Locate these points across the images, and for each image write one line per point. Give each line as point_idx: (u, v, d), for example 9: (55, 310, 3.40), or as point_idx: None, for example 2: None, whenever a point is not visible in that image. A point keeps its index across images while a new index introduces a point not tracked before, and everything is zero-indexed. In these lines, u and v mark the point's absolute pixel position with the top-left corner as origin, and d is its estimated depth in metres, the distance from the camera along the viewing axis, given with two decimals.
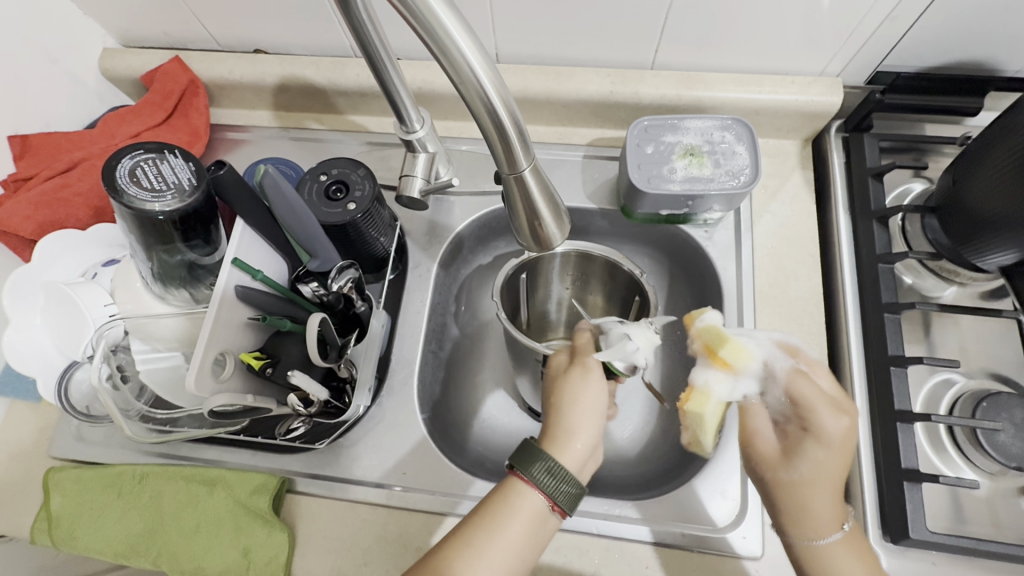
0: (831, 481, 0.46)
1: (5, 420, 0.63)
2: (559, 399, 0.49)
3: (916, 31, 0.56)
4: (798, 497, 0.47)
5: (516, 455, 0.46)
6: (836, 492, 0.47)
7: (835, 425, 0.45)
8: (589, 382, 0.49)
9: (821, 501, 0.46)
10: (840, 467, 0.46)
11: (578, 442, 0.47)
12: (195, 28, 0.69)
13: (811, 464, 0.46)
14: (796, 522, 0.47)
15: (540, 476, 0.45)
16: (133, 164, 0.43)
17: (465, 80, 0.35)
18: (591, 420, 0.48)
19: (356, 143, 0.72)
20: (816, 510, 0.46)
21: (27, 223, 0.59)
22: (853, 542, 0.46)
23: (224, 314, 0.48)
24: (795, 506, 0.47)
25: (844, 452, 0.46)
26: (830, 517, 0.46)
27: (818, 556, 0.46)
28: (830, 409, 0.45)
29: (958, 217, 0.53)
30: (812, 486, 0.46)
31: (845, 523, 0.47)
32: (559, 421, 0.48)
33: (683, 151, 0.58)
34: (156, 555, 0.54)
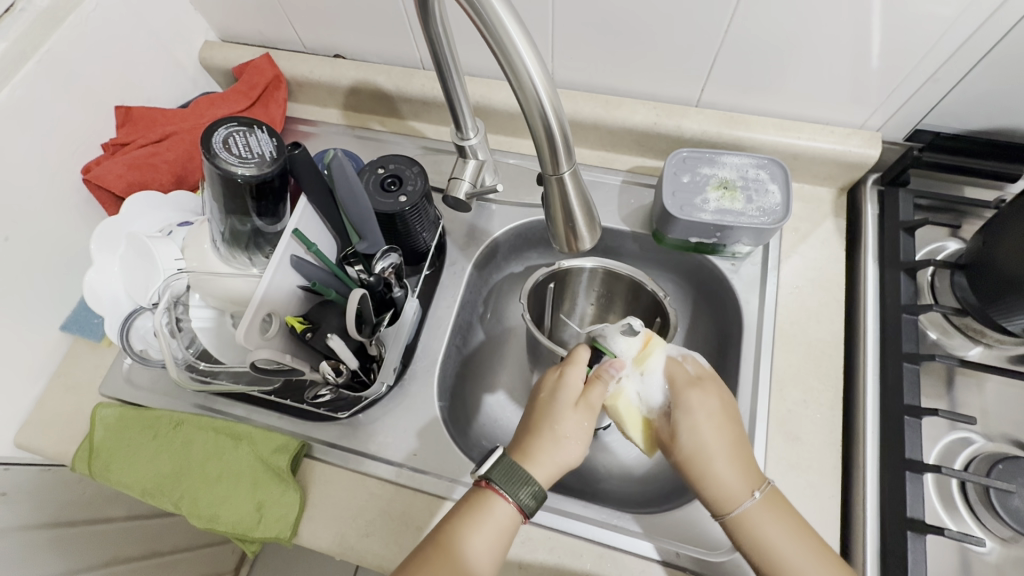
0: (715, 440, 0.50)
1: (66, 354, 0.70)
2: (552, 424, 0.50)
3: (956, 94, 0.58)
4: (707, 467, 0.49)
5: (496, 473, 0.47)
6: (738, 464, 0.49)
7: (701, 407, 0.51)
8: (589, 423, 0.51)
9: (718, 461, 0.49)
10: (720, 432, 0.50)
11: (558, 467, 0.49)
12: (288, 30, 0.77)
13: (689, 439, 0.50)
14: (710, 496, 0.49)
15: (514, 489, 0.46)
16: (226, 134, 0.48)
17: (525, 89, 0.39)
18: (576, 452, 0.50)
19: (413, 146, 0.78)
20: (724, 490, 0.48)
21: (119, 181, 0.66)
22: (771, 506, 0.48)
23: (278, 279, 0.52)
24: (711, 473, 0.49)
25: (730, 412, 0.52)
26: (739, 486, 0.48)
27: (742, 521, 0.47)
28: (685, 387, 0.52)
29: (988, 276, 0.53)
30: (712, 455, 0.49)
31: (758, 490, 0.48)
32: (546, 444, 0.49)
33: (717, 184, 0.61)
34: (178, 498, 0.58)
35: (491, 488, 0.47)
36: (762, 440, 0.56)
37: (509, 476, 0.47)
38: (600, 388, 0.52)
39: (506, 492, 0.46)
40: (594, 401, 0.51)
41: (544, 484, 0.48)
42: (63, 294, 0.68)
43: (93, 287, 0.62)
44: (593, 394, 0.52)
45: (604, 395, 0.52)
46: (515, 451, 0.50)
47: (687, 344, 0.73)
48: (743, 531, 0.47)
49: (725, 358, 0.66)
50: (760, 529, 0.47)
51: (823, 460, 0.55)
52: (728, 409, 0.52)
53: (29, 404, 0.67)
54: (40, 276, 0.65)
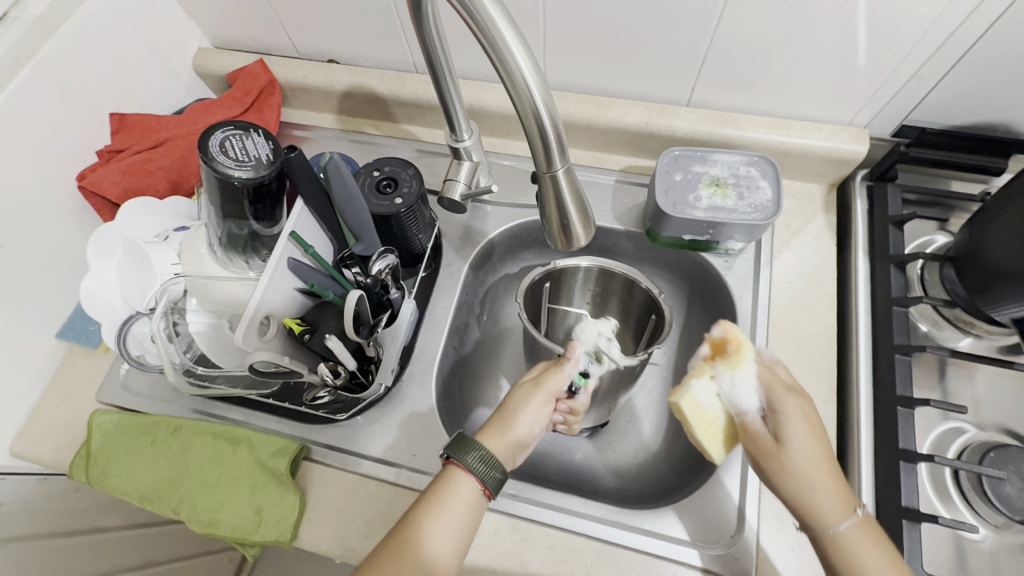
0: (819, 457, 0.47)
1: (63, 362, 0.70)
2: (506, 402, 0.53)
3: (940, 91, 0.59)
4: (813, 485, 0.46)
5: (454, 446, 0.48)
6: (836, 480, 0.47)
7: (799, 415, 0.49)
8: (537, 400, 0.52)
9: (822, 476, 0.46)
10: (822, 448, 0.48)
11: (506, 437, 0.50)
12: (281, 36, 0.78)
13: (800, 450, 0.47)
14: (812, 510, 0.46)
15: (469, 457, 0.47)
16: (223, 138, 0.48)
17: (519, 90, 0.40)
18: (526, 427, 0.51)
19: (407, 149, 0.79)
20: (822, 507, 0.46)
21: (115, 188, 0.66)
22: (866, 527, 0.45)
23: (275, 281, 0.53)
24: (815, 489, 0.46)
25: (818, 423, 0.49)
26: (839, 504, 0.46)
27: (843, 546, 0.45)
28: (785, 395, 0.50)
29: (976, 268, 0.54)
30: (814, 470, 0.46)
31: (854, 510, 0.46)
32: (496, 418, 0.51)
33: (709, 182, 0.62)
34: (177, 503, 0.58)
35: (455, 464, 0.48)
36: None
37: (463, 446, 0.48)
38: (556, 373, 0.54)
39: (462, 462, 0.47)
40: (549, 383, 0.53)
41: (496, 453, 0.49)
42: (58, 302, 0.68)
43: (89, 293, 0.62)
44: (549, 377, 0.54)
45: (561, 377, 0.53)
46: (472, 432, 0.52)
47: (682, 342, 0.73)
48: (841, 550, 0.45)
49: None
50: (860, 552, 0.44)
51: None
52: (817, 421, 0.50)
53: (25, 413, 0.66)
54: (35, 285, 0.65)
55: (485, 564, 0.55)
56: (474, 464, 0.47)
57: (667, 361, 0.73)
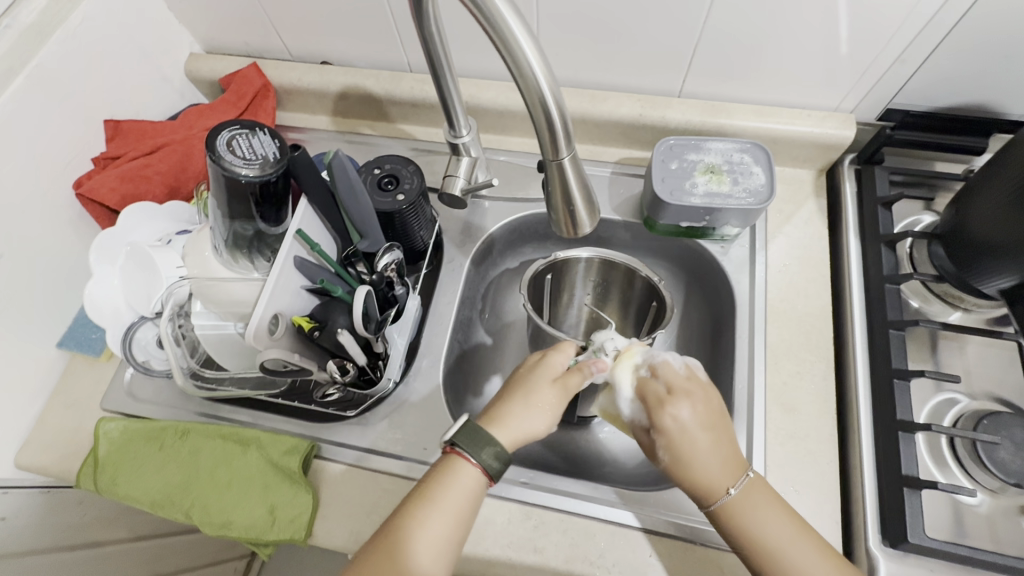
0: (692, 448, 0.48)
1: (63, 372, 0.69)
2: (529, 393, 0.50)
3: (921, 75, 0.61)
4: (688, 474, 0.48)
5: (461, 437, 0.47)
6: (719, 459, 0.48)
7: (674, 418, 0.48)
8: (552, 399, 0.50)
9: (698, 464, 0.47)
10: (698, 442, 0.48)
11: (525, 435, 0.48)
12: (274, 39, 0.78)
13: (667, 451, 0.48)
14: (693, 494, 0.48)
15: (479, 451, 0.46)
16: (231, 137, 0.49)
17: (527, 80, 0.41)
18: (541, 423, 0.49)
19: (403, 148, 0.80)
20: (702, 486, 0.47)
21: (113, 194, 0.66)
22: (755, 492, 0.48)
23: (281, 279, 0.53)
24: (692, 480, 0.48)
25: (711, 417, 0.49)
26: (721, 483, 0.47)
27: (730, 513, 0.47)
28: (657, 398, 0.50)
29: (962, 243, 0.57)
30: (695, 457, 0.47)
31: (737, 484, 0.47)
32: (519, 409, 0.49)
33: (704, 169, 0.64)
34: (189, 506, 0.58)
35: (457, 453, 0.47)
36: (761, 412, 0.59)
37: (474, 439, 0.47)
38: (578, 376, 0.52)
39: (470, 454, 0.47)
40: (575, 387, 0.51)
41: (510, 448, 0.48)
42: (58, 310, 0.67)
43: (93, 298, 0.62)
44: (575, 378, 0.52)
45: (582, 380, 0.51)
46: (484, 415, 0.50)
47: (682, 327, 0.75)
48: (730, 522, 0.47)
49: (720, 337, 0.68)
50: (751, 521, 0.47)
51: (820, 427, 0.58)
52: (707, 411, 0.49)
53: (28, 424, 0.66)
54: (35, 294, 0.64)
55: (499, 551, 0.55)
56: (487, 460, 0.46)
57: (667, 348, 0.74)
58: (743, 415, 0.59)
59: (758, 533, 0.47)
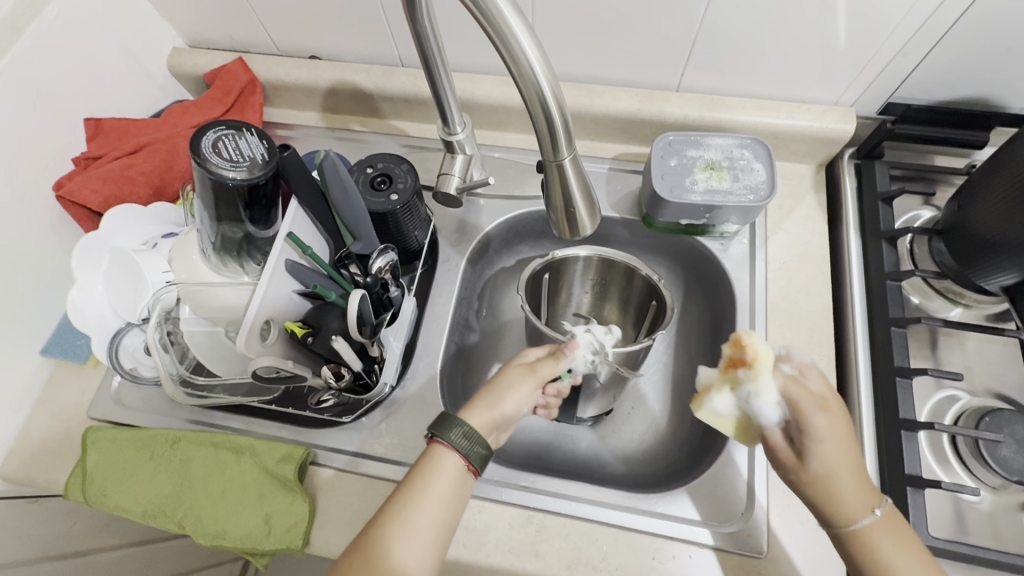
0: (841, 462, 0.46)
1: (48, 380, 0.67)
2: (495, 380, 0.52)
3: (923, 69, 0.60)
4: (831, 492, 0.46)
5: (434, 425, 0.47)
6: (858, 479, 0.46)
7: (824, 425, 0.46)
8: (522, 384, 0.51)
9: (845, 482, 0.46)
10: (845, 462, 0.46)
11: (492, 415, 0.48)
12: (261, 33, 0.76)
13: (815, 462, 0.46)
14: (832, 512, 0.46)
15: (448, 433, 0.46)
16: (216, 138, 0.47)
17: (525, 76, 0.40)
18: (512, 407, 0.50)
19: (395, 145, 0.78)
20: (841, 503, 0.45)
21: (95, 196, 0.63)
22: (891, 523, 0.45)
23: (273, 284, 0.52)
24: (832, 499, 0.46)
25: (852, 438, 0.47)
26: (860, 504, 0.45)
27: (862, 540, 0.45)
28: (815, 406, 0.47)
29: (964, 240, 0.56)
30: (843, 475, 0.46)
31: (878, 508, 0.45)
32: (485, 392, 0.50)
33: (704, 165, 0.62)
34: (182, 516, 0.57)
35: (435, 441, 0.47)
36: None
37: (443, 424, 0.46)
38: (550, 363, 0.53)
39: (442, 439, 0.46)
40: (542, 371, 0.53)
41: (479, 428, 0.47)
42: (41, 317, 0.65)
43: (76, 305, 0.59)
44: (542, 363, 0.53)
45: (554, 368, 0.53)
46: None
47: (681, 324, 0.74)
48: (862, 548, 0.45)
49: (720, 334, 0.68)
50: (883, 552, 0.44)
51: None
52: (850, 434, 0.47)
53: (13, 434, 0.64)
54: (16, 300, 0.62)
55: (501, 557, 0.55)
56: (457, 441, 0.46)
57: (667, 347, 0.73)
58: None
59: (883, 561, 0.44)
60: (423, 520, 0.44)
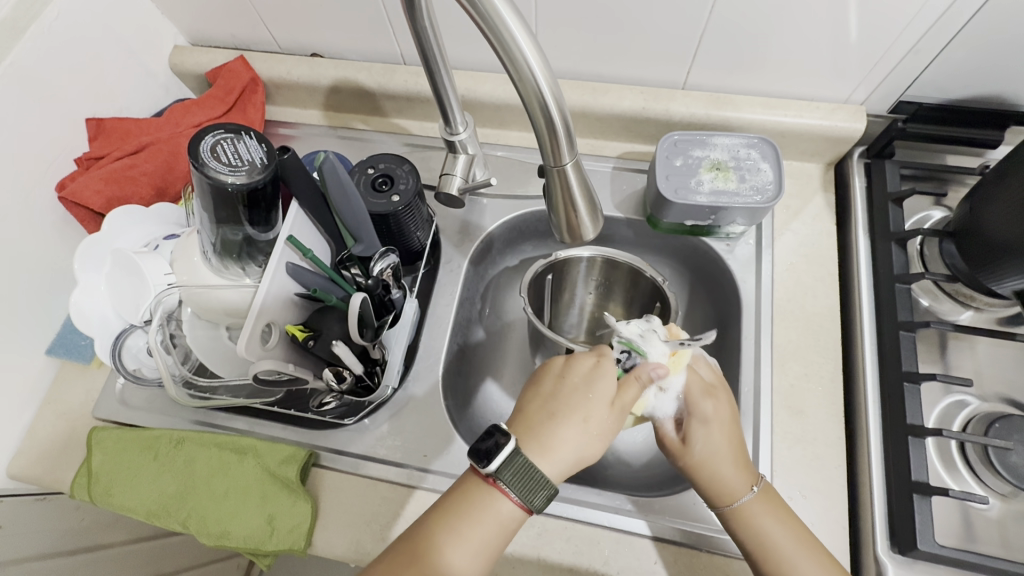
0: (721, 445, 0.50)
1: (54, 379, 0.67)
2: (585, 416, 0.47)
3: (936, 66, 0.59)
4: (714, 472, 0.50)
5: (515, 482, 0.44)
6: (738, 457, 0.50)
7: (709, 408, 0.51)
8: (611, 423, 0.48)
9: (725, 462, 0.50)
10: (723, 442, 0.50)
11: (577, 462, 0.46)
12: (261, 31, 0.75)
13: (702, 444, 0.50)
14: (714, 492, 0.50)
15: (530, 494, 0.44)
16: (215, 142, 0.47)
17: (524, 78, 0.39)
18: (598, 451, 0.47)
19: (397, 144, 0.77)
20: (724, 484, 0.49)
21: (97, 197, 0.63)
22: (766, 499, 0.49)
23: (273, 287, 0.52)
24: (716, 478, 0.50)
25: (732, 419, 0.52)
26: (740, 481, 0.49)
27: (740, 515, 0.49)
28: (702, 393, 0.52)
29: (977, 243, 0.55)
30: (722, 453, 0.50)
31: (756, 485, 0.50)
32: (574, 439, 0.46)
33: (710, 165, 0.61)
34: (186, 516, 0.57)
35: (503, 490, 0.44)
36: (768, 416, 0.57)
37: (526, 482, 0.44)
38: (635, 391, 0.49)
39: (516, 493, 0.44)
40: (627, 401, 0.49)
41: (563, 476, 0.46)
42: (47, 317, 0.65)
43: (79, 307, 0.60)
44: (629, 393, 0.49)
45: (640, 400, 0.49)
46: (535, 442, 0.46)
47: (686, 325, 0.73)
48: (742, 525, 0.49)
49: (725, 336, 0.67)
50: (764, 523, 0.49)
51: (827, 431, 0.57)
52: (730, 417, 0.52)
53: (19, 434, 0.64)
54: (19, 301, 0.62)
55: (502, 560, 0.54)
56: (535, 502, 0.44)
57: None
58: (749, 417, 0.58)
59: (759, 532, 0.48)
60: (459, 561, 0.44)
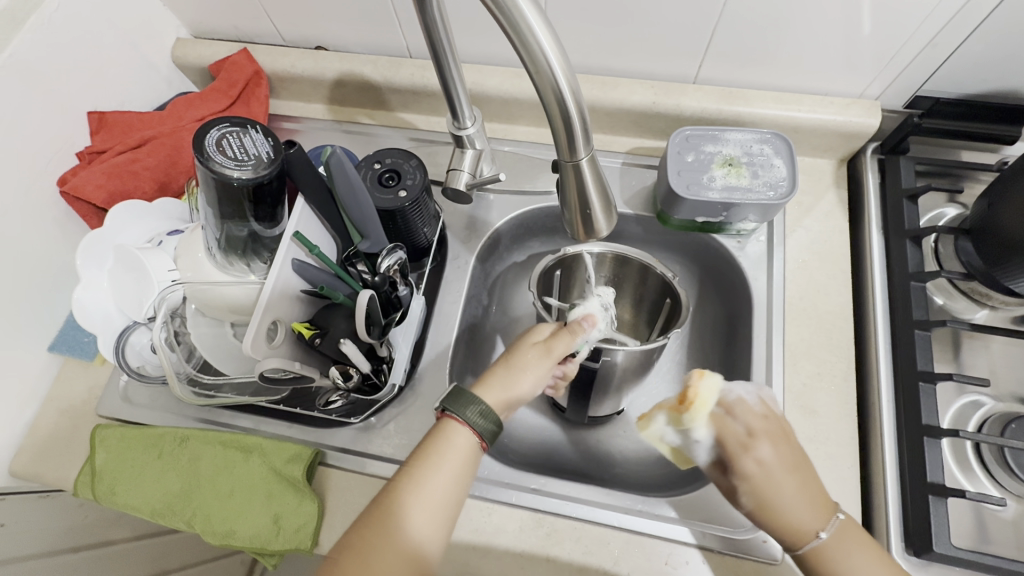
0: (781, 492, 0.46)
1: (56, 376, 0.67)
2: (509, 356, 0.50)
3: (954, 61, 0.58)
4: (779, 520, 0.46)
5: (449, 399, 0.47)
6: (806, 499, 0.46)
7: (758, 456, 0.47)
8: (535, 365, 0.50)
9: (788, 510, 0.46)
10: (785, 488, 0.46)
11: (505, 394, 0.48)
12: (266, 23, 0.74)
13: (749, 495, 0.47)
14: (784, 541, 0.46)
15: (463, 409, 0.46)
16: (220, 135, 0.46)
17: (540, 70, 0.38)
18: (527, 389, 0.49)
19: (403, 138, 0.76)
20: (793, 535, 0.46)
21: (100, 192, 0.63)
22: (844, 532, 0.46)
23: (279, 284, 0.51)
24: (782, 527, 0.46)
25: (793, 459, 0.48)
26: (812, 527, 0.45)
27: (820, 558, 0.45)
28: (738, 441, 0.48)
29: (995, 241, 0.54)
30: (784, 500, 0.46)
31: (827, 527, 0.45)
32: (499, 373, 0.49)
33: (722, 161, 0.60)
34: (191, 515, 0.56)
35: (447, 416, 0.47)
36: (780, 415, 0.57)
37: (457, 398, 0.46)
38: (566, 338, 0.52)
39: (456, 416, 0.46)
40: (557, 347, 0.51)
41: (493, 407, 0.47)
42: (48, 313, 0.65)
43: (81, 303, 0.60)
44: (559, 342, 0.51)
45: (568, 343, 0.51)
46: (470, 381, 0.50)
47: (695, 324, 0.73)
48: (821, 568, 0.46)
49: (735, 334, 0.66)
50: (841, 564, 0.45)
51: (840, 431, 0.56)
52: (785, 458, 0.47)
53: (22, 430, 0.64)
54: (19, 296, 0.61)
55: (511, 560, 0.54)
56: (473, 418, 0.46)
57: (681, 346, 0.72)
58: None
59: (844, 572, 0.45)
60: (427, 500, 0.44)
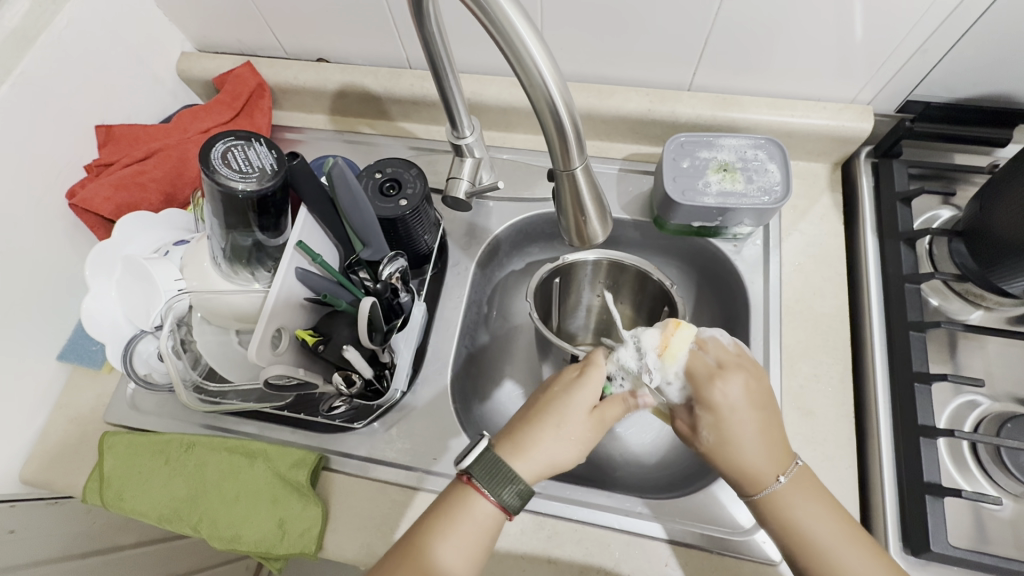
0: (737, 429, 0.48)
1: (65, 384, 0.68)
2: (557, 422, 0.49)
3: (944, 66, 0.59)
4: (735, 458, 0.48)
5: (479, 469, 0.46)
6: (766, 446, 0.48)
7: (722, 394, 0.49)
8: (584, 437, 0.49)
9: (748, 448, 0.48)
10: (744, 425, 0.48)
11: (546, 463, 0.48)
12: (268, 37, 0.75)
13: (711, 429, 0.49)
14: (741, 480, 0.49)
15: (499, 487, 0.46)
16: (225, 149, 0.47)
17: (534, 83, 0.39)
18: (570, 458, 0.49)
19: (403, 147, 0.77)
20: (755, 478, 0.48)
21: (107, 204, 0.64)
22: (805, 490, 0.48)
23: (283, 293, 0.52)
24: (739, 464, 0.48)
25: (757, 399, 0.49)
26: (769, 470, 0.48)
27: (774, 505, 0.48)
28: (705, 375, 0.49)
29: (987, 243, 0.54)
30: (743, 437, 0.48)
31: (787, 472, 0.48)
32: (544, 442, 0.48)
33: (717, 167, 0.61)
34: (197, 521, 0.57)
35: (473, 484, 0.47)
36: None
37: (492, 473, 0.46)
38: (617, 406, 0.51)
39: (488, 491, 0.46)
40: (609, 418, 0.50)
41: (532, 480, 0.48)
42: (57, 321, 0.66)
43: (90, 313, 0.61)
44: (610, 410, 0.51)
45: (618, 414, 0.50)
46: (507, 442, 0.49)
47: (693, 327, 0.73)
48: (776, 516, 0.48)
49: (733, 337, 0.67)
50: (795, 515, 0.47)
51: (838, 432, 0.56)
52: (750, 395, 0.49)
53: (31, 438, 0.65)
54: (29, 306, 0.62)
55: (512, 563, 0.54)
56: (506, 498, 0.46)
57: None
58: None
59: (806, 534, 0.47)
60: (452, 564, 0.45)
